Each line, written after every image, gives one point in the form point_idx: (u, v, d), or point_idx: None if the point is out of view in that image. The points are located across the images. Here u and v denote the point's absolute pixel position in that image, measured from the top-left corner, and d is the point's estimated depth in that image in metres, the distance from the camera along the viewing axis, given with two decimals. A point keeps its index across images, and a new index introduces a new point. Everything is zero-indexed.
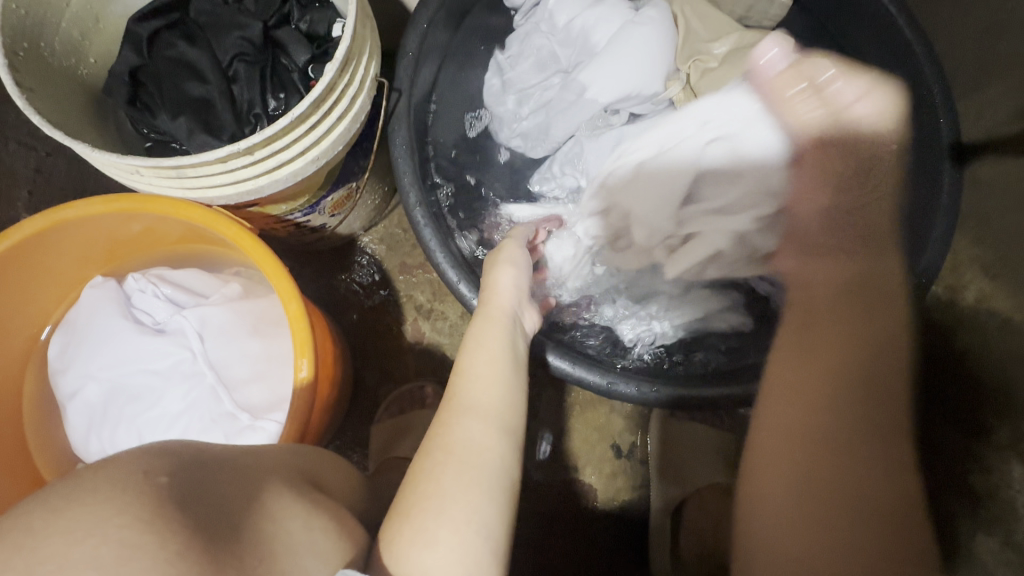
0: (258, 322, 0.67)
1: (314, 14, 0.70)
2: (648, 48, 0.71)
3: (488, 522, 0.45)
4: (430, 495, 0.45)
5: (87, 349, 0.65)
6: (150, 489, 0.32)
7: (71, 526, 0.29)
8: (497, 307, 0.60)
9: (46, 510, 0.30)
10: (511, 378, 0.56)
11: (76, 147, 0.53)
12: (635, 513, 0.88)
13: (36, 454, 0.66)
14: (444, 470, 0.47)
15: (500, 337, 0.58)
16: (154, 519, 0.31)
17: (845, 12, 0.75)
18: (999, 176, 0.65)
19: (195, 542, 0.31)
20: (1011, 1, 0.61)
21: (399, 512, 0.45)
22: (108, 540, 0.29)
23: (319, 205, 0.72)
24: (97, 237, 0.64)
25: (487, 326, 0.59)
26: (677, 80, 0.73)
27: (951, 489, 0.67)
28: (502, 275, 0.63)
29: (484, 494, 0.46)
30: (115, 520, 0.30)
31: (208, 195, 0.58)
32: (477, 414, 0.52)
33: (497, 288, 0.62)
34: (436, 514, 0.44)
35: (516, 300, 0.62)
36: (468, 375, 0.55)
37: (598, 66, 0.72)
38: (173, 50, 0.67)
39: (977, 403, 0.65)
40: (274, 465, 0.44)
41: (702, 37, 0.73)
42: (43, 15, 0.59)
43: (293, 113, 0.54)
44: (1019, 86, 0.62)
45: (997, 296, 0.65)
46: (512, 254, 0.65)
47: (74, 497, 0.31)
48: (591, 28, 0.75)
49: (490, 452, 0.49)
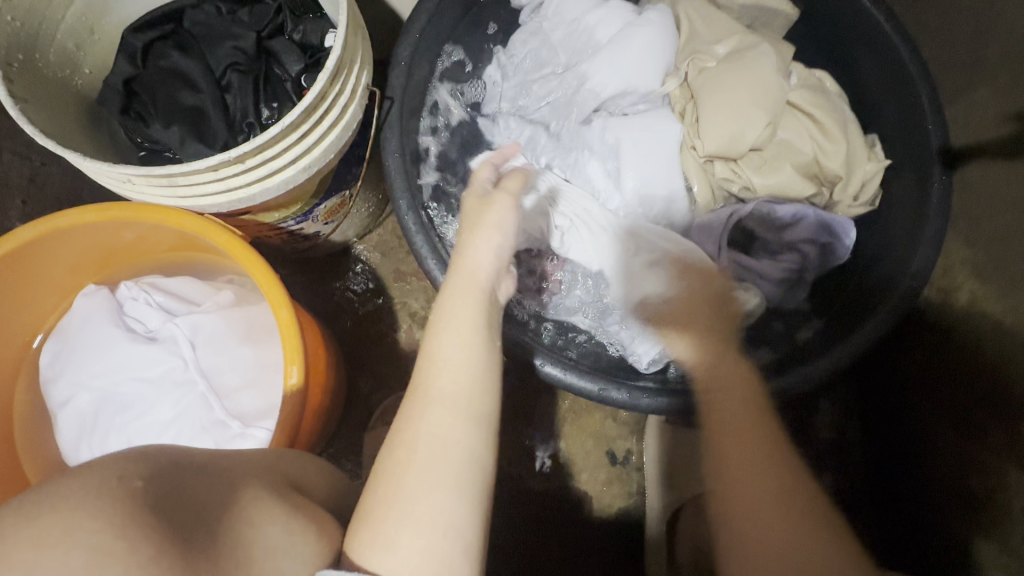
0: (250, 329, 0.67)
1: (308, 24, 0.70)
2: (648, 49, 0.74)
3: (458, 520, 0.43)
4: (392, 497, 0.43)
5: (78, 357, 0.65)
6: (127, 493, 0.31)
7: (43, 531, 0.28)
8: (473, 277, 0.54)
9: (18, 515, 0.29)
10: (484, 354, 0.51)
11: (67, 156, 0.53)
12: (632, 519, 0.88)
13: (25, 463, 0.66)
14: (407, 471, 0.44)
15: (476, 313, 0.52)
16: (128, 526, 0.30)
17: (831, 22, 0.76)
18: (987, 180, 0.65)
19: (170, 550, 0.30)
20: (995, 8, 0.62)
21: (361, 514, 0.44)
22: (80, 545, 0.28)
23: (313, 212, 0.72)
24: (91, 245, 0.65)
25: (462, 300, 0.53)
26: (675, 77, 0.75)
27: (959, 507, 0.66)
28: (480, 236, 0.55)
29: (451, 493, 0.44)
30: (90, 525, 0.29)
31: (200, 203, 0.59)
32: (441, 402, 0.47)
33: (477, 252, 0.55)
34: (399, 520, 0.42)
35: (497, 269, 0.55)
36: (435, 359, 0.49)
37: (601, 62, 0.74)
38: (166, 60, 0.68)
39: (976, 383, 0.64)
40: (257, 470, 0.44)
41: (704, 38, 0.75)
42: (39, 27, 0.60)
43: (282, 122, 0.54)
44: (1006, 89, 0.62)
45: (987, 297, 0.64)
46: (503, 216, 0.56)
47: (49, 496, 0.30)
48: (592, 28, 0.77)
49: (457, 446, 0.45)
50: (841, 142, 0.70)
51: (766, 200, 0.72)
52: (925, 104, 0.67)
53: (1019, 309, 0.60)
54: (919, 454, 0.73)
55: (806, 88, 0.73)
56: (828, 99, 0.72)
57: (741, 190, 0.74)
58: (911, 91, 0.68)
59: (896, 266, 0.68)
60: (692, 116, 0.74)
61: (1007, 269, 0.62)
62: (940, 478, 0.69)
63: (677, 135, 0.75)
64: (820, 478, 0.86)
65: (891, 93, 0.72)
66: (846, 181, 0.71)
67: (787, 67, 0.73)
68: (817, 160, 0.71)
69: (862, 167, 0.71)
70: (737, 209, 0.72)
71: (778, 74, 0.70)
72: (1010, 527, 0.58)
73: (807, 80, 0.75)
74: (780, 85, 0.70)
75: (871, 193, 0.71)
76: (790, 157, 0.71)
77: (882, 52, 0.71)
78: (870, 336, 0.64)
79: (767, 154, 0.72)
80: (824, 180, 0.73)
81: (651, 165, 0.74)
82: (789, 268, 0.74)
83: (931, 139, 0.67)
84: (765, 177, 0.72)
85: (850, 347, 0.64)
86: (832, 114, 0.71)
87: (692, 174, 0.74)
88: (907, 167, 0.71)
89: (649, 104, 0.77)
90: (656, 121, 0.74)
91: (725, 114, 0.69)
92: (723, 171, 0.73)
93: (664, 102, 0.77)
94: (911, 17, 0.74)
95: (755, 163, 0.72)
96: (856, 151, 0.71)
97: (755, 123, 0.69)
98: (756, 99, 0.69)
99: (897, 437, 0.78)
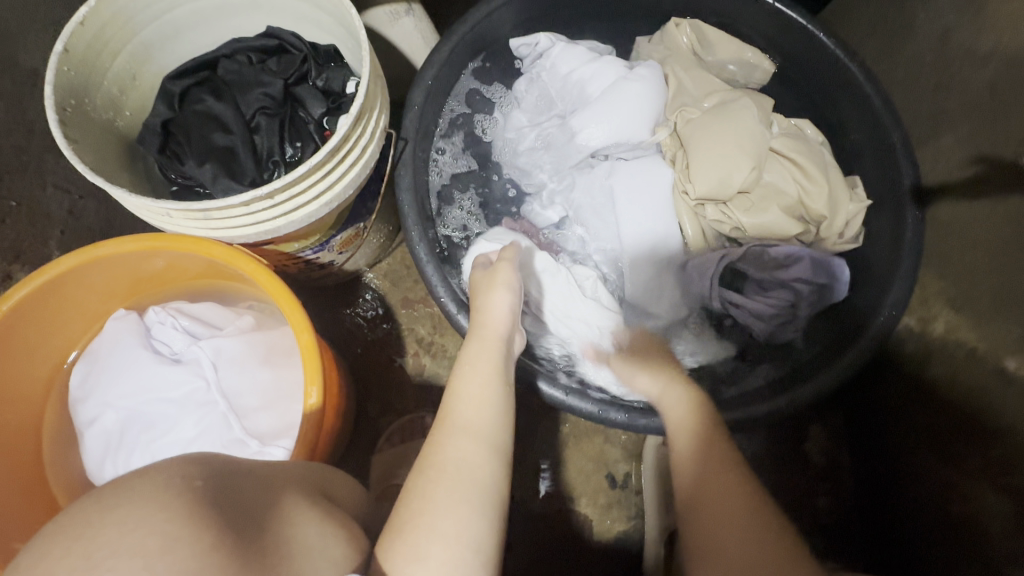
0: (268, 353, 0.71)
1: (330, 71, 0.76)
2: (639, 101, 0.80)
3: (476, 536, 0.47)
4: (423, 511, 0.47)
5: (106, 378, 0.69)
6: (191, 491, 0.35)
7: (125, 517, 0.32)
8: (493, 329, 0.61)
9: (100, 506, 0.32)
10: (503, 398, 0.56)
11: (113, 191, 0.58)
12: (632, 543, 0.90)
13: (52, 480, 0.70)
14: (437, 488, 0.48)
15: (494, 358, 0.59)
16: (194, 517, 0.33)
17: (811, 69, 0.83)
18: (956, 216, 0.70)
19: (226, 541, 0.34)
20: (956, 62, 0.68)
21: (394, 527, 0.47)
22: (156, 530, 0.31)
23: (329, 243, 0.77)
24: (124, 273, 0.69)
25: (481, 347, 0.60)
26: (664, 127, 0.82)
27: (945, 531, 0.69)
28: (499, 299, 0.63)
29: (473, 508, 0.48)
30: (162, 515, 0.32)
31: (229, 234, 0.64)
32: (468, 433, 0.52)
33: (493, 309, 0.63)
34: (428, 533, 0.45)
35: (513, 323, 0.63)
36: (460, 396, 0.56)
37: (594, 114, 0.79)
38: (202, 104, 0.74)
39: (957, 414, 0.68)
40: (293, 476, 0.48)
41: (692, 94, 0.82)
42: (89, 75, 0.66)
43: (310, 162, 0.60)
44: (970, 135, 0.68)
45: (962, 326, 0.68)
46: (510, 276, 0.65)
47: (124, 486, 0.34)
48: (586, 81, 0.82)
49: (481, 470, 0.50)
50: (821, 185, 0.75)
51: (755, 244, 0.78)
52: (897, 148, 0.73)
53: (991, 338, 0.64)
54: (905, 479, 0.77)
55: (787, 136, 0.79)
56: (808, 147, 0.78)
57: (732, 231, 0.79)
58: (885, 134, 0.74)
59: (875, 298, 0.73)
60: (682, 162, 0.79)
61: (976, 300, 0.66)
62: (924, 503, 0.72)
63: (669, 179, 0.80)
64: (813, 502, 0.89)
65: (868, 135, 0.78)
66: (831, 219, 0.76)
67: (768, 118, 0.79)
68: (801, 201, 0.77)
69: (844, 207, 0.76)
70: (729, 253, 0.76)
71: (760, 122, 0.77)
72: (994, 548, 0.61)
73: (786, 127, 0.82)
74: (762, 133, 0.76)
75: (855, 230, 0.76)
76: (775, 199, 0.76)
77: (857, 99, 0.77)
78: (850, 364, 0.69)
79: (755, 196, 0.76)
80: (812, 219, 0.77)
81: (645, 201, 0.79)
82: (780, 305, 0.77)
83: (903, 180, 0.73)
84: (753, 217, 0.76)
85: (832, 375, 0.69)
86: (812, 160, 0.76)
87: (684, 217, 0.80)
88: (885, 204, 0.76)
89: (641, 153, 0.82)
90: (646, 166, 0.80)
91: (712, 161, 0.75)
92: (714, 213, 0.78)
93: (655, 150, 0.83)
94: (882, 69, 0.81)
95: (745, 205, 0.76)
96: (837, 192, 0.76)
97: (741, 167, 0.74)
98: (739, 148, 0.74)
99: (885, 464, 0.81)
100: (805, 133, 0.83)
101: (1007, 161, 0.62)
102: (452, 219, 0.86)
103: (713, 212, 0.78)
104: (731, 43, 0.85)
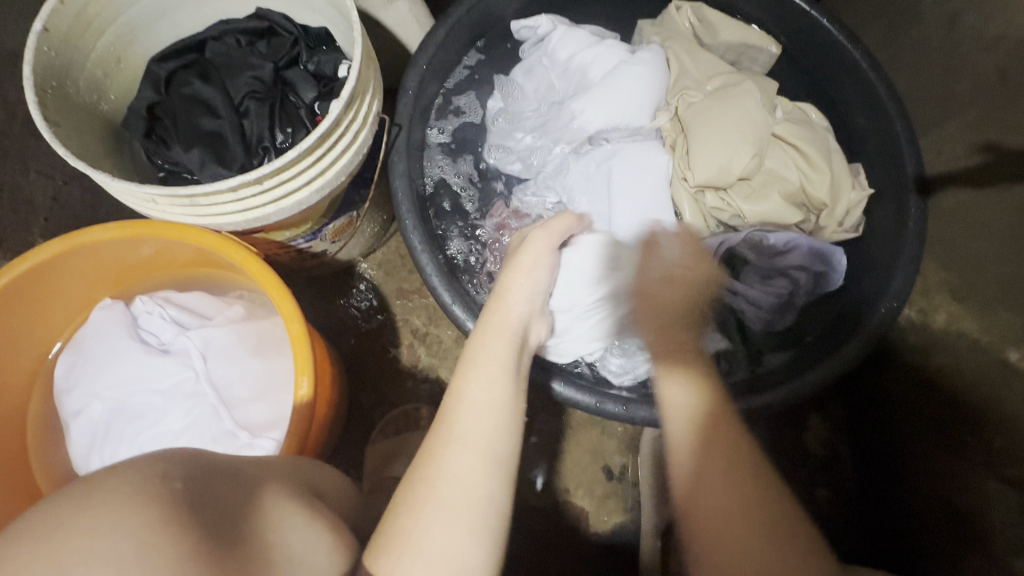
0: (258, 343, 0.70)
1: (322, 56, 0.74)
2: (642, 85, 0.78)
3: (474, 566, 0.45)
4: (410, 529, 0.45)
5: (92, 368, 0.67)
6: (166, 493, 0.33)
7: (94, 521, 0.30)
8: (505, 322, 0.58)
9: (70, 507, 0.31)
10: (514, 393, 0.54)
11: (95, 175, 0.57)
12: (628, 536, 0.89)
13: (37, 471, 0.69)
14: (428, 508, 0.46)
15: (505, 352, 0.56)
16: (170, 521, 0.32)
17: (815, 54, 0.81)
18: (960, 206, 0.69)
19: (202, 547, 0.32)
20: (963, 48, 0.67)
21: (378, 539, 0.46)
22: (125, 536, 0.30)
23: (321, 232, 0.75)
24: (110, 261, 0.68)
25: (492, 339, 0.57)
26: (665, 111, 0.80)
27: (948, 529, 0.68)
28: (515, 291, 0.61)
29: (469, 532, 0.45)
30: (134, 521, 0.31)
31: (218, 221, 0.62)
32: (468, 444, 0.49)
33: (509, 295, 0.61)
34: (415, 552, 0.44)
35: (528, 311, 0.61)
36: (463, 399, 0.52)
37: (593, 99, 0.78)
38: (189, 88, 0.72)
39: (960, 404, 0.67)
40: (277, 474, 0.46)
41: (694, 76, 0.80)
42: (71, 56, 0.64)
43: (299, 147, 0.58)
44: (977, 122, 0.67)
45: (964, 316, 0.67)
46: (536, 259, 0.63)
47: (96, 485, 0.32)
48: (587, 65, 0.80)
49: (478, 487, 0.47)
50: (824, 171, 0.74)
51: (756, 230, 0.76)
52: (901, 136, 0.71)
53: (996, 330, 0.63)
54: (906, 470, 0.76)
55: (789, 121, 0.77)
56: (813, 134, 0.76)
57: (732, 218, 0.77)
58: (889, 122, 0.73)
59: (877, 289, 0.72)
60: (682, 148, 0.77)
61: (980, 290, 0.65)
62: (924, 496, 0.72)
63: (666, 166, 0.78)
64: (812, 493, 0.88)
65: (871, 123, 0.76)
66: (833, 205, 0.75)
67: (771, 104, 0.78)
68: (804, 189, 0.75)
69: (847, 195, 0.75)
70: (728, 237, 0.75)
71: (763, 108, 0.75)
72: (996, 545, 0.60)
73: (790, 112, 0.80)
74: (764, 119, 0.74)
75: (855, 219, 0.75)
76: (777, 185, 0.75)
77: (861, 87, 0.76)
78: (851, 357, 0.68)
79: (755, 183, 0.75)
80: (812, 208, 0.76)
81: (644, 187, 0.77)
82: (779, 294, 0.76)
83: (907, 169, 0.71)
84: (754, 204, 0.75)
85: (833, 366, 0.68)
86: (815, 146, 0.75)
87: (683, 205, 0.78)
88: (888, 193, 0.75)
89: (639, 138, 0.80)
90: (645, 151, 0.78)
91: (713, 147, 0.73)
92: (714, 200, 0.77)
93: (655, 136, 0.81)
94: (887, 55, 0.79)
95: (744, 192, 0.75)
96: (839, 182, 0.75)
97: (742, 155, 0.72)
98: (740, 135, 0.72)
99: (887, 456, 0.80)
100: (809, 116, 0.81)
101: (1014, 148, 0.61)
102: (444, 204, 0.84)
103: (715, 200, 0.77)
104: (735, 26, 0.82)
